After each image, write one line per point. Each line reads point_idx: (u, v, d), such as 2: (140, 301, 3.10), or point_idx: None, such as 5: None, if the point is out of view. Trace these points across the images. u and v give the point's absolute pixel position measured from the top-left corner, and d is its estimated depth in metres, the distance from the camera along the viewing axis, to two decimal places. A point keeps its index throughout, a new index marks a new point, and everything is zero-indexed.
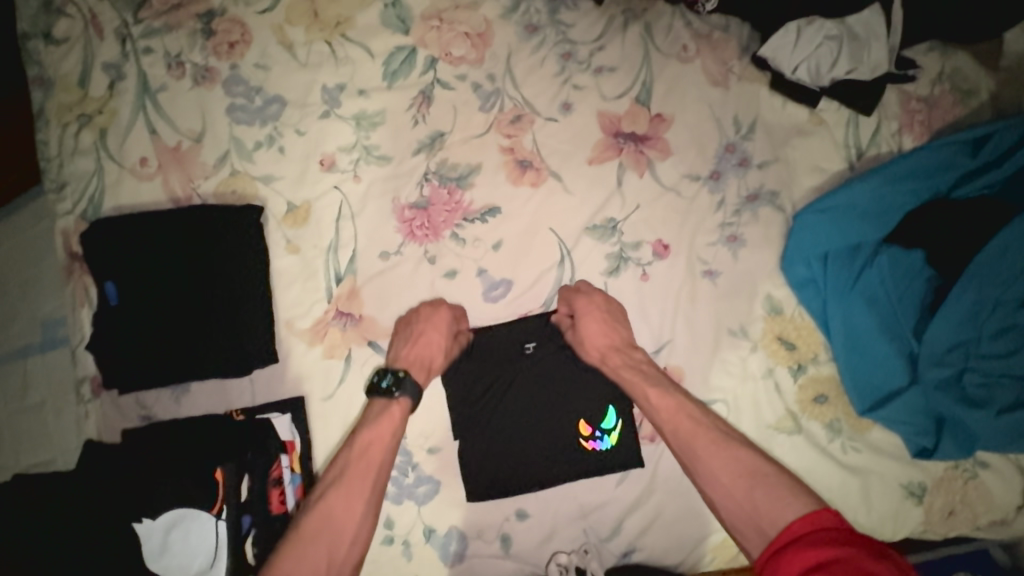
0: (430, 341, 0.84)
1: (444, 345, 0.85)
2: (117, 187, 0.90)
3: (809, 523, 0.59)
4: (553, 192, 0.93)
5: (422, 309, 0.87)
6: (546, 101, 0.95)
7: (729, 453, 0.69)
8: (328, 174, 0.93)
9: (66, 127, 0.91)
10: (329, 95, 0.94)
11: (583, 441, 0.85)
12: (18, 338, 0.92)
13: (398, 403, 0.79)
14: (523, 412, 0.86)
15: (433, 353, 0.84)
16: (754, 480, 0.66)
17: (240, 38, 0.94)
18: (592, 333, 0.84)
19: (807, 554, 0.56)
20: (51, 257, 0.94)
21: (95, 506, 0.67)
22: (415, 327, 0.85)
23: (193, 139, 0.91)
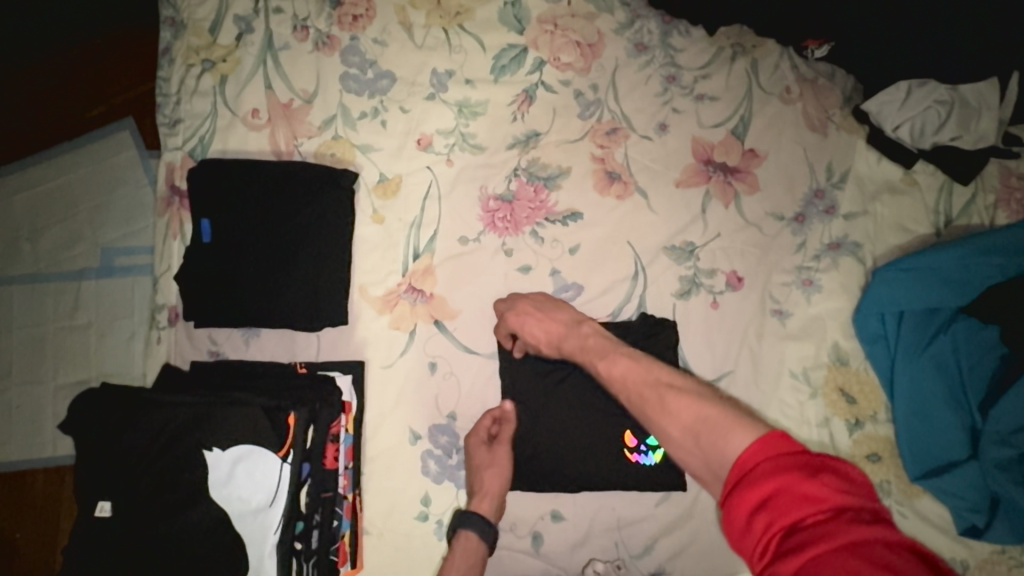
0: (480, 470, 0.84)
1: (490, 457, 0.84)
2: (227, 132, 0.95)
3: (758, 452, 0.48)
4: (637, 207, 0.95)
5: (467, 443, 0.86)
6: (643, 118, 0.97)
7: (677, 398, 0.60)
8: (423, 153, 0.96)
9: (190, 69, 0.96)
10: (437, 79, 0.97)
11: (627, 452, 0.84)
12: (85, 260, 1.04)
13: (470, 540, 0.81)
14: (573, 426, 0.85)
15: (486, 477, 0.83)
16: (702, 420, 0.56)
17: (364, 13, 0.98)
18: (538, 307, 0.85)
19: (752, 493, 0.45)
20: (125, 189, 1.07)
21: (168, 428, 0.69)
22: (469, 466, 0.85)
23: (304, 100, 0.96)
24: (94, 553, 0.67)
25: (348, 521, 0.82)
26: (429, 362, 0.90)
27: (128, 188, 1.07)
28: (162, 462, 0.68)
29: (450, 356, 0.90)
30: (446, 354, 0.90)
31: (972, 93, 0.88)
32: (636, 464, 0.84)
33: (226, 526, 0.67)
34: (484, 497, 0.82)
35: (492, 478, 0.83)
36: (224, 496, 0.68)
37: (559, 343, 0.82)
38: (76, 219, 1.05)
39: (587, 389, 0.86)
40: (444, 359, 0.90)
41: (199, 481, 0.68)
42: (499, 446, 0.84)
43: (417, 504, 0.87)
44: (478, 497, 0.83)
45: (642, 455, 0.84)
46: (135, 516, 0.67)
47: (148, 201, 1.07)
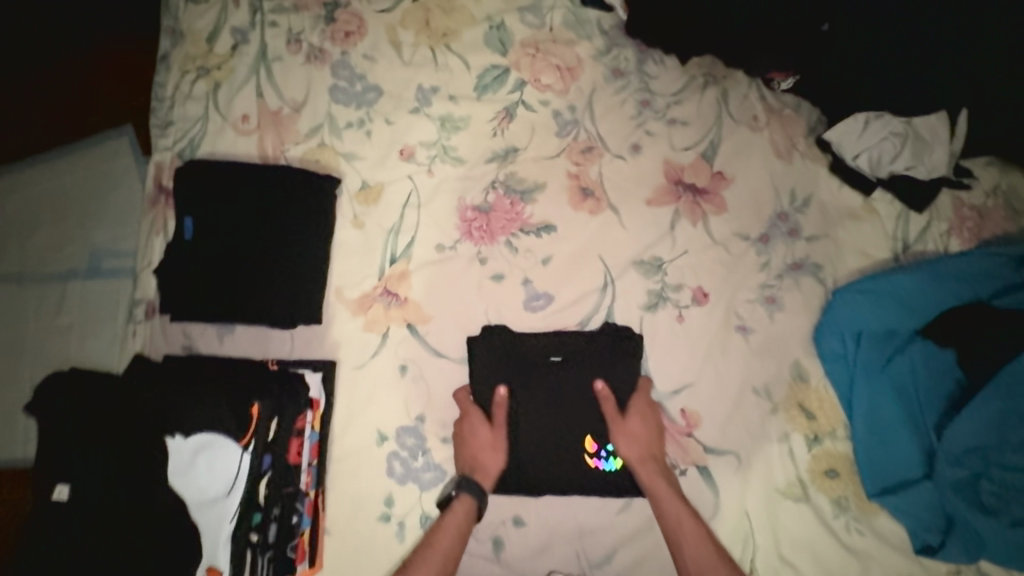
0: (481, 452, 0.85)
1: (492, 439, 0.86)
2: (217, 136, 0.98)
3: None
4: (609, 222, 0.98)
5: (470, 417, 0.87)
6: (617, 139, 1.02)
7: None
8: (405, 163, 1.00)
9: (185, 75, 1.00)
10: (422, 94, 1.02)
11: (588, 458, 0.86)
12: (73, 260, 1.06)
13: (463, 505, 0.82)
14: (537, 431, 0.87)
15: (489, 455, 0.85)
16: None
17: (356, 30, 1.03)
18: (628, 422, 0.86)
19: None
20: (117, 195, 1.09)
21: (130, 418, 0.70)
22: (466, 443, 0.86)
23: (293, 108, 1.00)
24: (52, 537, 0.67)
25: (308, 517, 0.83)
26: (400, 364, 0.92)
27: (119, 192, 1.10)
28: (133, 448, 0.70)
29: (421, 359, 0.92)
30: (417, 357, 0.92)
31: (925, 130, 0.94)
32: (597, 470, 0.86)
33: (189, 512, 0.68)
34: (486, 473, 0.84)
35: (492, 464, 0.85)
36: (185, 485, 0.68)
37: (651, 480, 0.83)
38: (67, 223, 1.07)
39: (567, 391, 0.88)
40: (414, 363, 0.92)
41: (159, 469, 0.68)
42: (500, 426, 0.87)
43: (379, 504, 0.87)
44: (479, 473, 0.84)
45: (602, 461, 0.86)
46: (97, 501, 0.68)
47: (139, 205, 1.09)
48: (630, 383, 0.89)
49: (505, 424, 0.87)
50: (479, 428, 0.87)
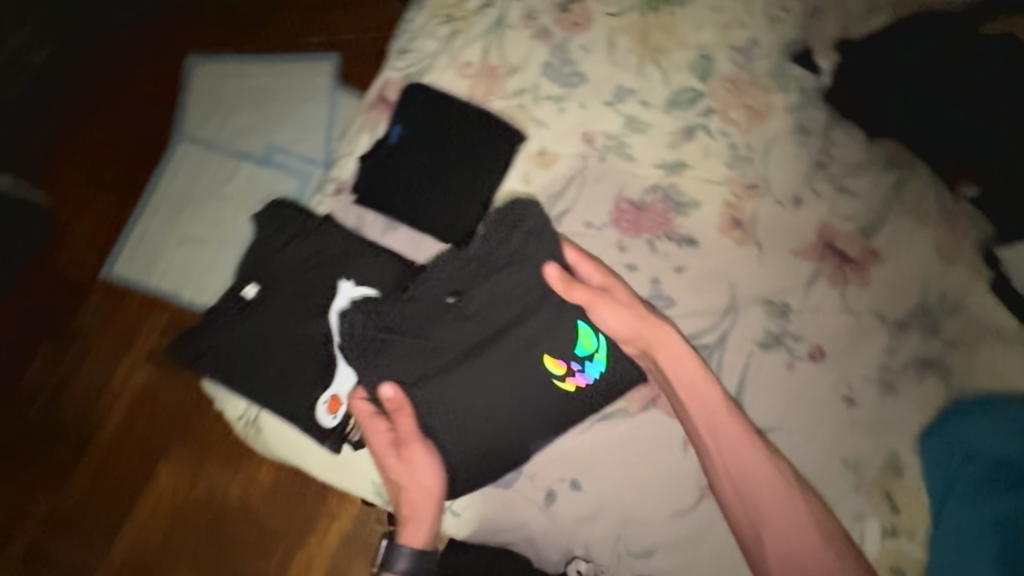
0: (398, 481, 0.90)
1: (404, 466, 0.89)
2: (440, 71, 1.14)
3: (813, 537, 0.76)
4: (750, 256, 1.03)
5: (377, 435, 0.90)
6: (782, 187, 1.06)
7: (809, 523, 0.81)
8: (584, 144, 1.11)
9: (434, 17, 1.18)
10: (619, 93, 1.13)
11: (572, 378, 0.91)
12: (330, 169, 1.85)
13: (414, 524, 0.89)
14: (483, 394, 0.90)
15: (418, 475, 0.89)
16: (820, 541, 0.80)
17: (583, 24, 1.16)
18: (619, 296, 0.90)
19: None
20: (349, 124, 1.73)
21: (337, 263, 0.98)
22: (387, 464, 0.90)
23: (508, 69, 1.14)
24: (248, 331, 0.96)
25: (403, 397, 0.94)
26: None
27: (317, 105, 1.92)
28: (261, 248, 1.01)
29: None
30: None
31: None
32: (585, 386, 0.92)
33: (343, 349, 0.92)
34: (420, 496, 0.89)
35: (411, 484, 0.89)
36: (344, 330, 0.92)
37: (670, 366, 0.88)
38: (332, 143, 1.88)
39: (509, 288, 0.93)
40: None
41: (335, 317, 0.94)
42: (405, 451, 0.89)
43: None
44: (406, 496, 0.89)
45: (581, 375, 0.91)
46: (287, 320, 0.96)
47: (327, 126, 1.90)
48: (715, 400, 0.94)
49: (415, 433, 0.90)
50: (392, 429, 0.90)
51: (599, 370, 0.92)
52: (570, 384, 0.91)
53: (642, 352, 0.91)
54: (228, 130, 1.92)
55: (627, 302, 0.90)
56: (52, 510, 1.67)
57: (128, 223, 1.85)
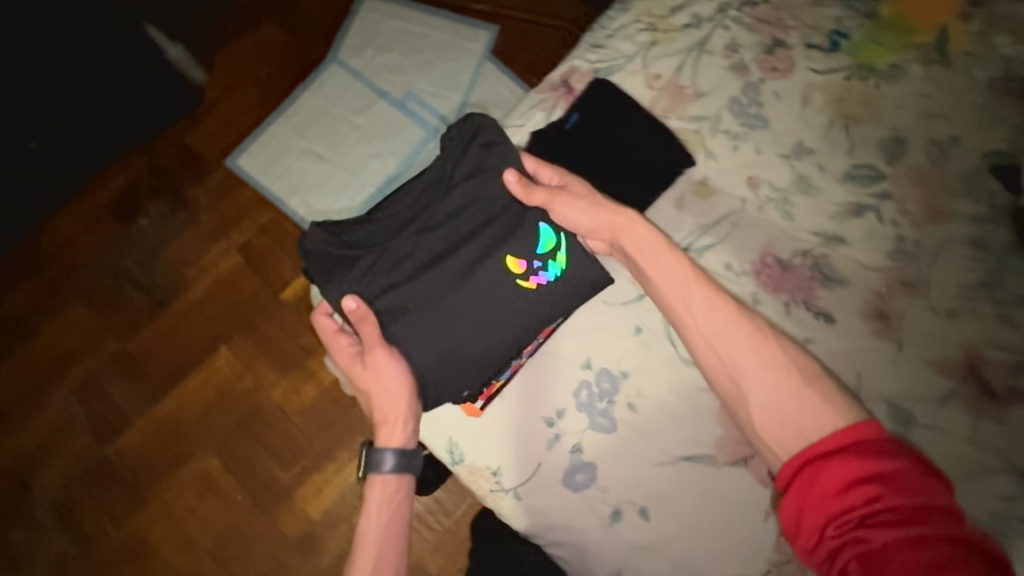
0: (368, 390, 0.94)
1: (367, 373, 0.94)
2: (629, 75, 1.15)
3: (854, 435, 0.75)
4: (883, 352, 0.99)
5: (343, 352, 0.97)
6: (939, 295, 1.01)
7: (773, 346, 0.84)
8: (747, 189, 1.09)
9: (637, 21, 1.18)
10: (797, 148, 1.10)
11: (529, 279, 0.96)
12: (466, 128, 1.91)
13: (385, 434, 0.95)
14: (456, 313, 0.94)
15: (374, 384, 0.94)
16: (786, 381, 0.82)
17: (783, 69, 1.13)
18: (575, 191, 0.96)
19: (846, 469, 0.73)
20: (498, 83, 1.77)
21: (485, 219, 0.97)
22: (340, 343, 0.98)
23: (695, 93, 1.13)
24: (381, 258, 0.96)
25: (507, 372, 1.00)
26: (636, 325, 1.00)
27: (464, 65, 1.96)
28: (410, 190, 1.00)
29: (657, 332, 1.00)
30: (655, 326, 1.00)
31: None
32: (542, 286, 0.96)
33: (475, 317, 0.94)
34: (385, 414, 0.94)
35: (380, 392, 0.94)
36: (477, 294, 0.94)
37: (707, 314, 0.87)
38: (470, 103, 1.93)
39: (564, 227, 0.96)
40: (650, 332, 1.00)
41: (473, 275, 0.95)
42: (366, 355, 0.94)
43: (552, 409, 0.98)
44: (376, 410, 0.95)
45: (540, 276, 0.96)
46: (420, 260, 0.95)
47: (467, 87, 1.94)
48: None
49: (377, 339, 0.93)
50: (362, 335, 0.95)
51: (558, 270, 0.96)
52: (530, 282, 0.95)
53: (612, 243, 0.97)
54: (375, 68, 1.98)
55: (584, 194, 0.96)
56: (119, 354, 1.80)
57: (263, 121, 1.94)
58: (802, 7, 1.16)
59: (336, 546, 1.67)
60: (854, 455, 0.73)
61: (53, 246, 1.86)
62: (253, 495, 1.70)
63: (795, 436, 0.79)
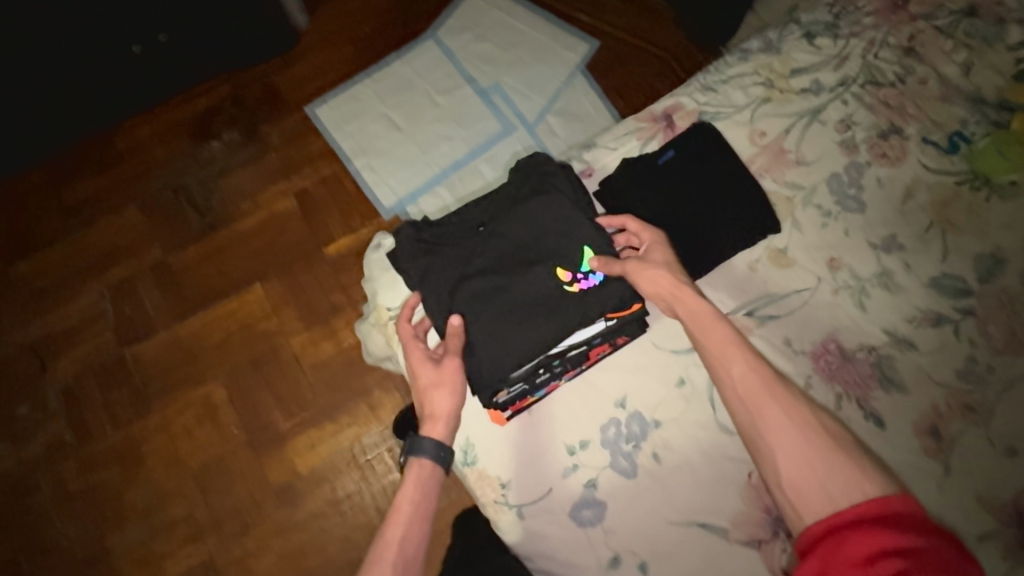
0: (430, 393, 0.96)
1: (438, 376, 0.95)
2: (732, 126, 1.13)
3: (881, 505, 0.75)
4: (926, 473, 0.94)
5: (416, 352, 0.97)
6: (1003, 430, 0.95)
7: (804, 412, 0.83)
8: (824, 269, 1.05)
9: (754, 74, 1.16)
10: (888, 241, 1.05)
11: (575, 286, 0.95)
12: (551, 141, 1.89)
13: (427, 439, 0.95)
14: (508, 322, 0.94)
15: (439, 393, 0.95)
16: (814, 443, 0.80)
17: (893, 157, 1.09)
18: (653, 259, 0.96)
19: (870, 539, 0.71)
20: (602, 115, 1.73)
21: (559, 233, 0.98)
22: (415, 344, 0.98)
23: (795, 159, 1.10)
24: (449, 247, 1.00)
25: (544, 391, 0.98)
26: (680, 376, 0.97)
27: (560, 73, 1.95)
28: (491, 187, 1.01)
29: (699, 389, 0.96)
30: (698, 383, 0.97)
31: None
32: (591, 290, 0.95)
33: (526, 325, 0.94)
34: (437, 420, 0.95)
35: (440, 395, 0.95)
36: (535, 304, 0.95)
37: (747, 371, 0.85)
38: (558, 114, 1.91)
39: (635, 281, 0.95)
40: (692, 386, 0.97)
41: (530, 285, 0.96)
42: (445, 360, 0.95)
43: (576, 439, 0.96)
44: (431, 415, 0.96)
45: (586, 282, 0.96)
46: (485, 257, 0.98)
47: (557, 95, 1.93)
48: None
49: (457, 351, 0.95)
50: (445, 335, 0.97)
51: (601, 276, 0.96)
52: (580, 287, 0.95)
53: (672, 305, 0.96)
54: (468, 53, 1.98)
55: (662, 261, 0.96)
56: (160, 264, 1.85)
57: (351, 78, 1.97)
58: (929, 100, 1.12)
59: (314, 506, 1.67)
60: (884, 526, 0.72)
61: (126, 146, 1.92)
62: (249, 433, 1.72)
63: (824, 502, 0.77)
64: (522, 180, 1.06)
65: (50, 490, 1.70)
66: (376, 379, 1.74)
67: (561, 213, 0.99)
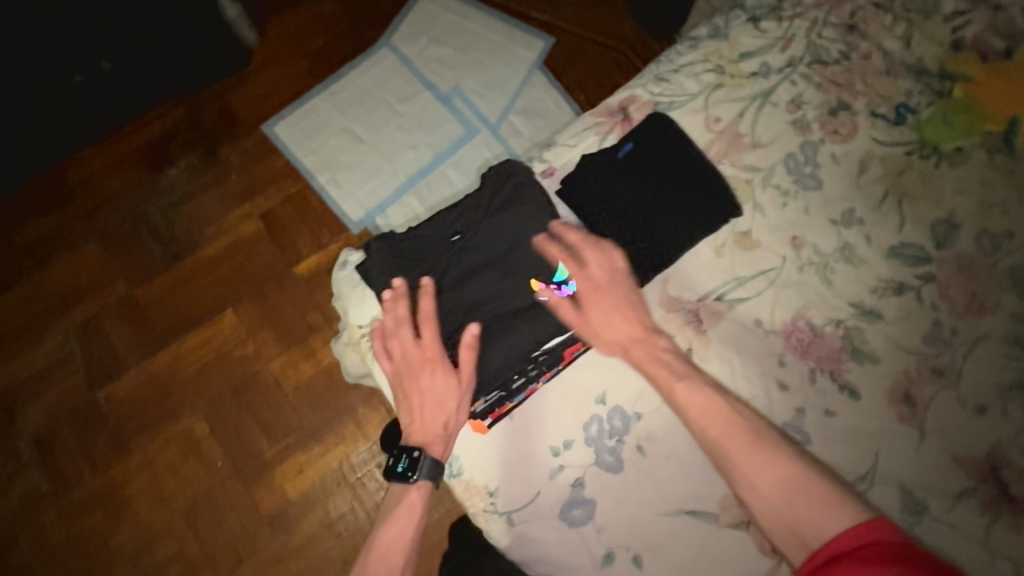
0: (436, 404, 0.96)
1: (447, 384, 0.95)
2: (687, 113, 1.14)
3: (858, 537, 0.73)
4: (903, 438, 0.97)
5: (423, 359, 0.96)
6: (972, 390, 0.98)
7: (779, 458, 0.83)
8: (788, 248, 1.07)
9: (704, 61, 1.17)
10: (847, 216, 1.08)
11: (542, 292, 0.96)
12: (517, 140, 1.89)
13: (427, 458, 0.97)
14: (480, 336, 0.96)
15: (444, 402, 0.96)
16: (788, 494, 0.81)
17: (845, 133, 1.11)
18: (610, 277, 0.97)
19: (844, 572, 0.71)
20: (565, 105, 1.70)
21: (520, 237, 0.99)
22: (423, 350, 0.96)
23: (750, 142, 1.12)
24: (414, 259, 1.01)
25: (523, 394, 0.98)
26: None
27: (519, 71, 1.95)
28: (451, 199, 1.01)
29: None
30: None
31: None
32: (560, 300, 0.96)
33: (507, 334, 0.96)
34: (436, 430, 0.97)
35: (443, 406, 0.96)
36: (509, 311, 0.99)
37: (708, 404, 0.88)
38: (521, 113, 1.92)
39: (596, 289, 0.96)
40: None
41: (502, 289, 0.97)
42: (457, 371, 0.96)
43: (559, 439, 0.95)
44: (433, 425, 0.97)
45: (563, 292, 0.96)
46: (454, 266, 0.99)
47: (517, 92, 1.93)
48: None
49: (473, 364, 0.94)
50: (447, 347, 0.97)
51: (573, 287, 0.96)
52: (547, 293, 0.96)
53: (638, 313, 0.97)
54: (425, 59, 1.97)
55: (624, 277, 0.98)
56: (126, 299, 1.79)
57: (307, 94, 1.94)
58: (875, 74, 1.14)
59: (308, 529, 1.64)
60: (871, 555, 0.70)
61: (78, 181, 1.86)
62: (233, 463, 1.68)
63: (796, 531, 0.79)
64: (482, 185, 1.05)
65: (30, 542, 1.64)
66: (360, 396, 1.71)
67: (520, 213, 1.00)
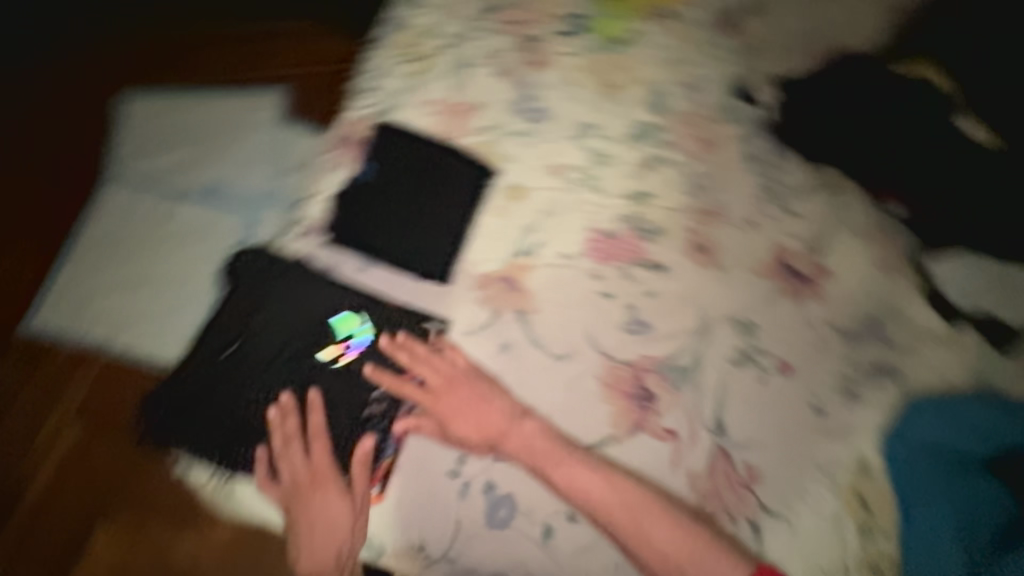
0: (330, 529, 0.94)
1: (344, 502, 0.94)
2: (405, 107, 1.16)
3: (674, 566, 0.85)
4: (715, 278, 1.09)
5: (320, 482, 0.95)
6: (738, 213, 1.14)
7: (587, 467, 0.91)
8: (551, 179, 1.14)
9: (397, 57, 1.22)
10: (581, 127, 1.18)
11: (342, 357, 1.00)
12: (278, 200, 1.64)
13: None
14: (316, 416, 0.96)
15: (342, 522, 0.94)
16: (625, 499, 0.89)
17: (543, 62, 1.22)
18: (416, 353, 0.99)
19: None
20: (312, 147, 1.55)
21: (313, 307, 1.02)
22: (318, 476, 0.95)
23: (473, 106, 1.17)
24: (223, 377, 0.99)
25: (392, 445, 0.96)
26: (501, 343, 1.01)
27: (251, 134, 1.71)
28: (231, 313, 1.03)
29: (523, 344, 1.01)
30: (517, 339, 1.01)
31: (1008, 281, 1.12)
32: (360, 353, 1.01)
33: (336, 414, 0.98)
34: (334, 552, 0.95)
35: (336, 530, 0.94)
36: (329, 381, 0.99)
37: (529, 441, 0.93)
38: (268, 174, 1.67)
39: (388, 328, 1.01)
40: (515, 345, 1.01)
41: (309, 370, 0.99)
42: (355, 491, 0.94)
43: (450, 459, 0.95)
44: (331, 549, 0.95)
45: (355, 347, 1.01)
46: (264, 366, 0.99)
47: (264, 155, 1.69)
48: (694, 409, 0.98)
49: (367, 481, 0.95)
50: (337, 459, 0.96)
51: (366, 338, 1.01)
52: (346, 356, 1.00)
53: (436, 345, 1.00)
54: (143, 169, 1.65)
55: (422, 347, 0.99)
56: None
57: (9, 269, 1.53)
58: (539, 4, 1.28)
59: None
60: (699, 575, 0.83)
61: None
62: None
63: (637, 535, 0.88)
64: (247, 275, 1.06)
65: None
66: None
67: (297, 283, 1.04)
